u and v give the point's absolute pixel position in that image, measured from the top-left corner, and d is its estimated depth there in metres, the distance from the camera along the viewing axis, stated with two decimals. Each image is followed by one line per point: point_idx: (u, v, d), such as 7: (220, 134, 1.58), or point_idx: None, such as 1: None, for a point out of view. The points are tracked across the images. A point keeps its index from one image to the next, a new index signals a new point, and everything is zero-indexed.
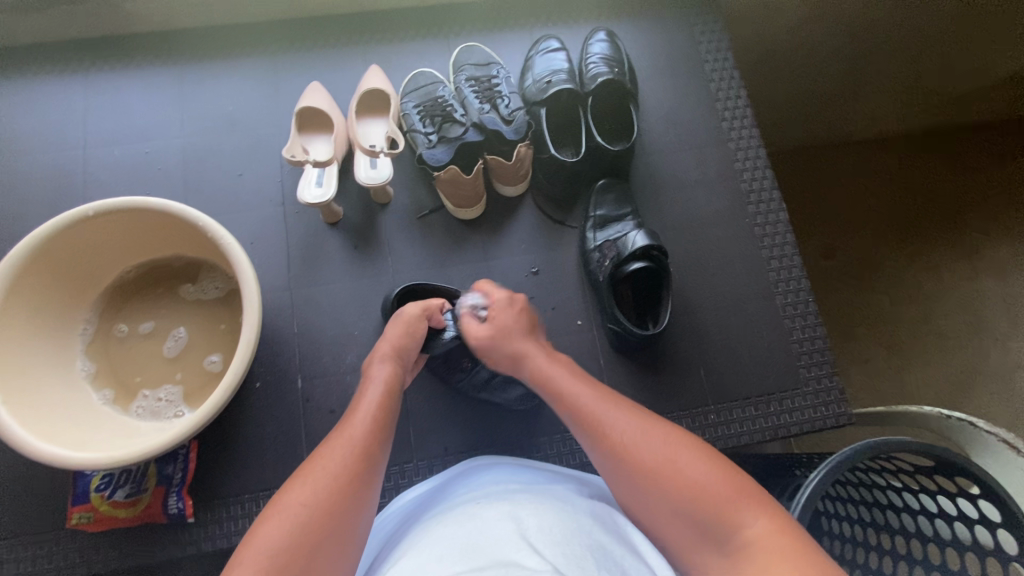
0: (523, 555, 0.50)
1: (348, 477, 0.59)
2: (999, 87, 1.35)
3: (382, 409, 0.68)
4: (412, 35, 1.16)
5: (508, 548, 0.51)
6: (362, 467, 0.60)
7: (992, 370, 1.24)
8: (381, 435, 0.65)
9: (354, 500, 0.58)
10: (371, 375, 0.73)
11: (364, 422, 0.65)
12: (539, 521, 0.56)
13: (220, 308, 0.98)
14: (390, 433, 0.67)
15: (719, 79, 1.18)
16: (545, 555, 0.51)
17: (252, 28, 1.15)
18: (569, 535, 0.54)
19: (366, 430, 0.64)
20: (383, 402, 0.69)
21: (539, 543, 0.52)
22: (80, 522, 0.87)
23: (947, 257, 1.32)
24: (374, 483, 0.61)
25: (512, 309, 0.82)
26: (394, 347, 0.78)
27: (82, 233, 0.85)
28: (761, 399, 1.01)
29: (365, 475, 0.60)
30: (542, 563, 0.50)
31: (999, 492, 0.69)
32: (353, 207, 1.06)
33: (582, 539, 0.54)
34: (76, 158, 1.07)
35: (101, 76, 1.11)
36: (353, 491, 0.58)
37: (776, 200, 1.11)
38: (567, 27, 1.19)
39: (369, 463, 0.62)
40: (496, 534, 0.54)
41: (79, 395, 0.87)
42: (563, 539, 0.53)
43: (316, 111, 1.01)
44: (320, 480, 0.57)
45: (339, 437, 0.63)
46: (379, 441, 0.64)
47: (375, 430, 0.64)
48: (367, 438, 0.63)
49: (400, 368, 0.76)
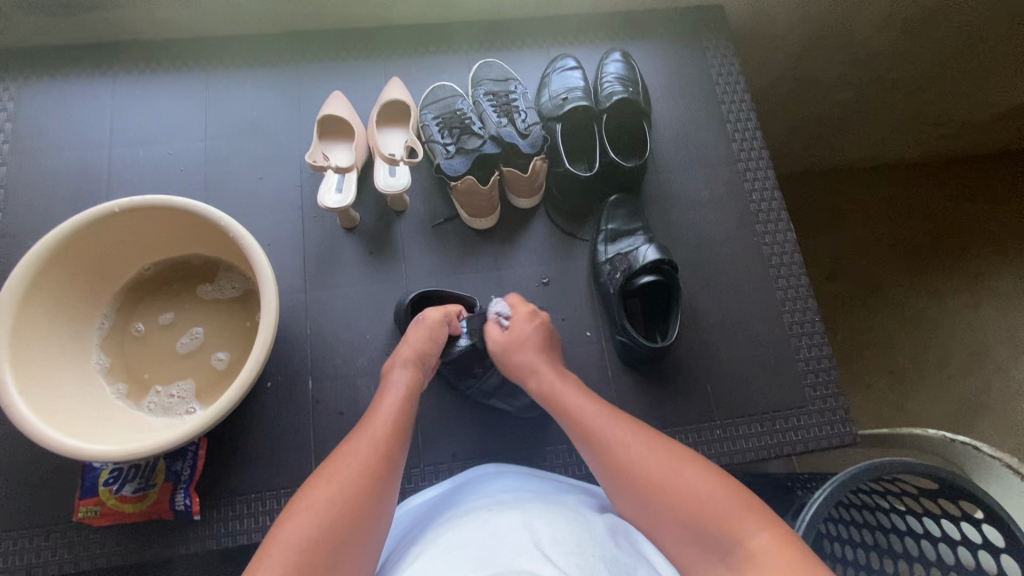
0: (538, 562, 0.51)
1: (372, 476, 0.60)
2: (1002, 119, 1.38)
3: (403, 412, 0.69)
4: (433, 49, 1.20)
5: (524, 554, 0.52)
6: (384, 466, 0.62)
7: (994, 397, 1.24)
8: (402, 436, 0.67)
9: (376, 500, 0.59)
10: (392, 378, 0.74)
11: (387, 423, 0.66)
12: (552, 531, 0.56)
13: (236, 307, 0.99)
14: (409, 435, 0.68)
15: (730, 102, 1.21)
16: (559, 563, 0.51)
17: (277, 37, 1.18)
18: (582, 546, 0.55)
19: (388, 432, 0.65)
20: (404, 405, 0.70)
21: (552, 552, 0.53)
22: (86, 515, 0.88)
23: (950, 284, 1.34)
24: (394, 484, 0.62)
25: (533, 323, 0.85)
26: (415, 353, 0.80)
27: (107, 229, 0.87)
28: (767, 416, 1.02)
29: (387, 475, 0.61)
30: (555, 570, 0.50)
31: (1004, 519, 0.70)
32: (369, 213, 1.08)
33: (594, 550, 0.55)
34: (100, 157, 1.09)
35: (128, 79, 1.14)
36: (376, 493, 0.59)
37: (784, 220, 1.13)
38: (583, 47, 1.22)
39: (390, 463, 0.63)
40: (511, 540, 0.54)
41: (94, 388, 0.88)
42: (575, 549, 0.54)
43: (338, 119, 1.04)
44: (343, 477, 0.59)
45: (361, 435, 0.64)
46: (399, 443, 0.65)
47: (396, 431, 0.66)
48: (389, 438, 0.65)
49: (421, 374, 0.78)
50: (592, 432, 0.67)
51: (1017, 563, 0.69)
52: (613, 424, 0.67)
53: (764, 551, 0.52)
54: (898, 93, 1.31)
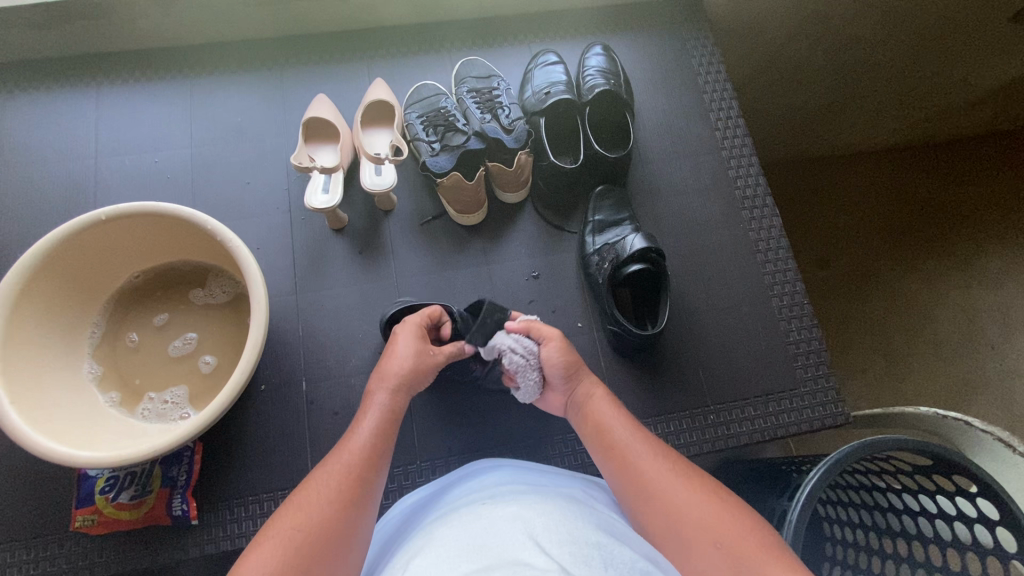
0: (531, 555, 0.51)
1: (339, 508, 0.60)
2: (982, 101, 1.40)
3: (380, 437, 0.69)
4: (415, 50, 1.21)
5: (515, 548, 0.52)
6: (355, 496, 0.62)
7: (987, 376, 1.25)
8: (377, 462, 0.66)
9: (343, 532, 0.59)
10: (374, 399, 0.73)
11: (361, 451, 0.66)
12: (545, 520, 0.57)
13: (227, 312, 0.99)
14: (386, 460, 0.68)
15: (712, 91, 1.22)
16: (552, 554, 0.52)
17: (260, 43, 1.19)
18: (573, 534, 0.55)
19: (360, 462, 0.65)
20: (382, 429, 0.70)
21: (545, 542, 0.53)
22: (84, 525, 0.87)
23: (938, 265, 1.36)
24: (367, 510, 0.62)
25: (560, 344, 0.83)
26: (402, 369, 0.75)
27: (94, 238, 0.87)
28: (759, 400, 1.02)
29: (357, 505, 0.61)
30: (548, 562, 0.51)
31: (996, 490, 0.70)
32: (357, 213, 1.08)
33: (585, 537, 0.55)
34: (87, 167, 1.10)
35: (113, 90, 1.14)
36: (344, 523, 0.59)
37: (770, 206, 1.14)
38: (565, 42, 1.24)
39: (361, 493, 0.63)
40: (504, 536, 0.54)
41: (87, 397, 0.88)
42: (569, 538, 0.54)
43: (323, 121, 1.04)
44: (310, 509, 0.59)
45: (334, 464, 0.65)
46: (373, 472, 0.65)
47: (369, 459, 0.65)
48: (361, 466, 0.65)
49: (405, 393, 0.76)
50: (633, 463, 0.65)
51: (1015, 537, 0.69)
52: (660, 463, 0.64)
53: None
54: (879, 81, 1.33)
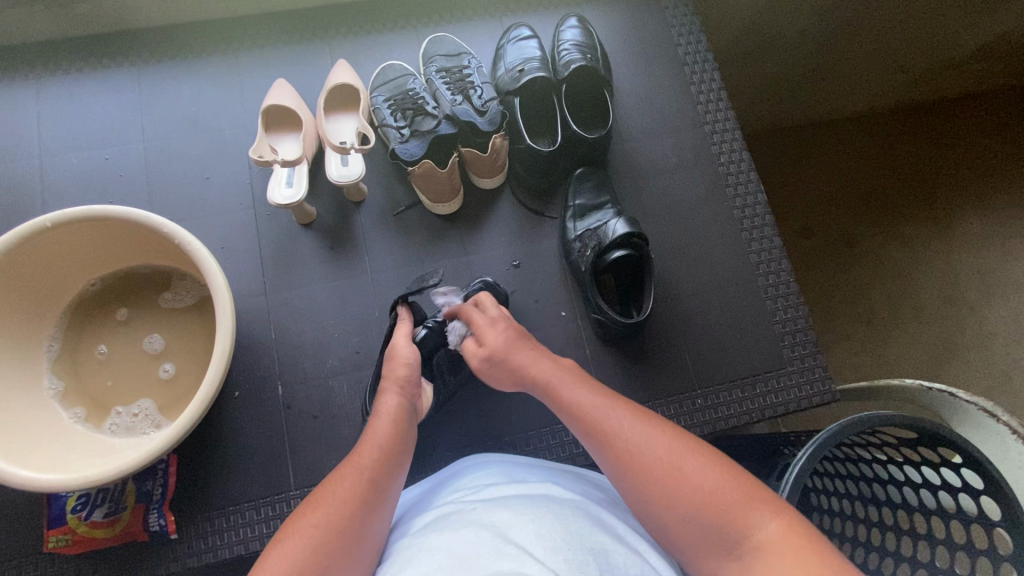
0: (524, 564, 0.49)
1: (356, 506, 0.57)
2: (966, 64, 1.36)
3: (396, 439, 0.67)
4: (378, 28, 1.13)
5: (505, 560, 0.49)
6: (373, 496, 0.59)
7: (968, 338, 1.26)
8: (394, 465, 0.64)
9: (360, 534, 0.56)
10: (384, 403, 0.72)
11: (379, 450, 0.64)
12: (538, 526, 0.54)
13: (193, 317, 0.95)
14: (402, 466, 0.65)
15: (693, 62, 1.17)
16: (546, 563, 0.50)
17: (211, 26, 1.11)
18: (568, 540, 0.53)
19: (377, 460, 0.63)
20: (397, 434, 0.67)
21: (539, 551, 0.51)
22: (57, 545, 0.84)
23: (923, 232, 1.34)
24: (381, 522, 0.59)
25: (497, 326, 0.79)
26: (405, 372, 0.78)
27: (39, 248, 0.81)
28: (746, 381, 1.01)
29: (372, 505, 0.59)
30: (543, 572, 0.49)
31: (984, 464, 0.68)
32: (326, 206, 1.03)
33: (579, 542, 0.53)
34: (31, 168, 1.02)
35: (53, 82, 1.06)
36: (359, 528, 0.56)
37: (754, 181, 1.11)
38: (538, 14, 1.17)
39: (376, 492, 0.60)
40: (495, 548, 0.51)
41: (51, 415, 0.84)
42: (562, 544, 0.52)
43: (283, 109, 0.98)
44: (329, 506, 0.57)
45: (352, 464, 0.62)
46: (389, 471, 0.63)
47: (385, 461, 0.63)
48: (378, 466, 0.62)
49: (410, 401, 0.75)
50: (588, 420, 0.64)
51: (998, 505, 0.69)
52: (619, 415, 0.62)
53: (774, 544, 0.50)
54: (869, 44, 1.27)
